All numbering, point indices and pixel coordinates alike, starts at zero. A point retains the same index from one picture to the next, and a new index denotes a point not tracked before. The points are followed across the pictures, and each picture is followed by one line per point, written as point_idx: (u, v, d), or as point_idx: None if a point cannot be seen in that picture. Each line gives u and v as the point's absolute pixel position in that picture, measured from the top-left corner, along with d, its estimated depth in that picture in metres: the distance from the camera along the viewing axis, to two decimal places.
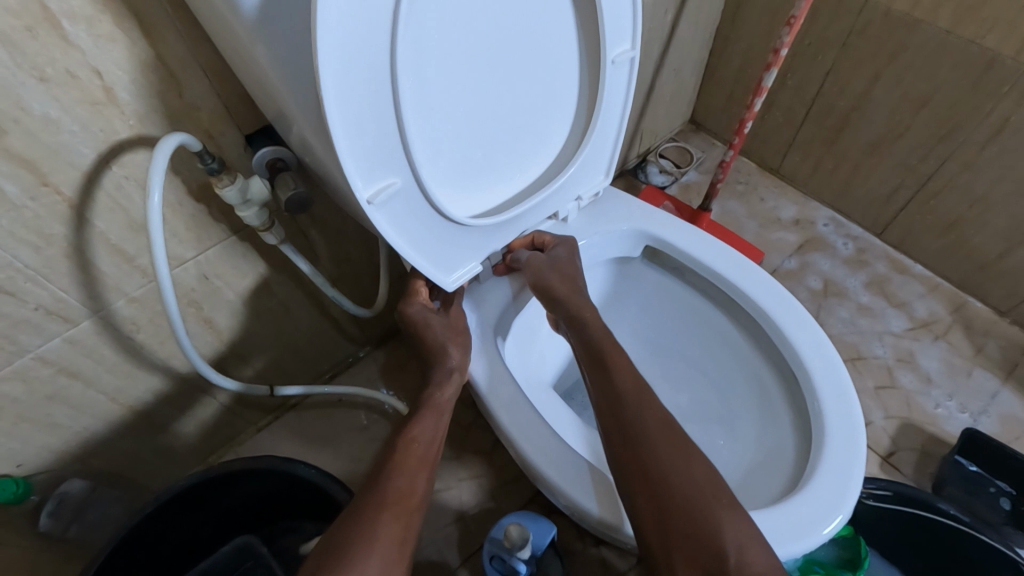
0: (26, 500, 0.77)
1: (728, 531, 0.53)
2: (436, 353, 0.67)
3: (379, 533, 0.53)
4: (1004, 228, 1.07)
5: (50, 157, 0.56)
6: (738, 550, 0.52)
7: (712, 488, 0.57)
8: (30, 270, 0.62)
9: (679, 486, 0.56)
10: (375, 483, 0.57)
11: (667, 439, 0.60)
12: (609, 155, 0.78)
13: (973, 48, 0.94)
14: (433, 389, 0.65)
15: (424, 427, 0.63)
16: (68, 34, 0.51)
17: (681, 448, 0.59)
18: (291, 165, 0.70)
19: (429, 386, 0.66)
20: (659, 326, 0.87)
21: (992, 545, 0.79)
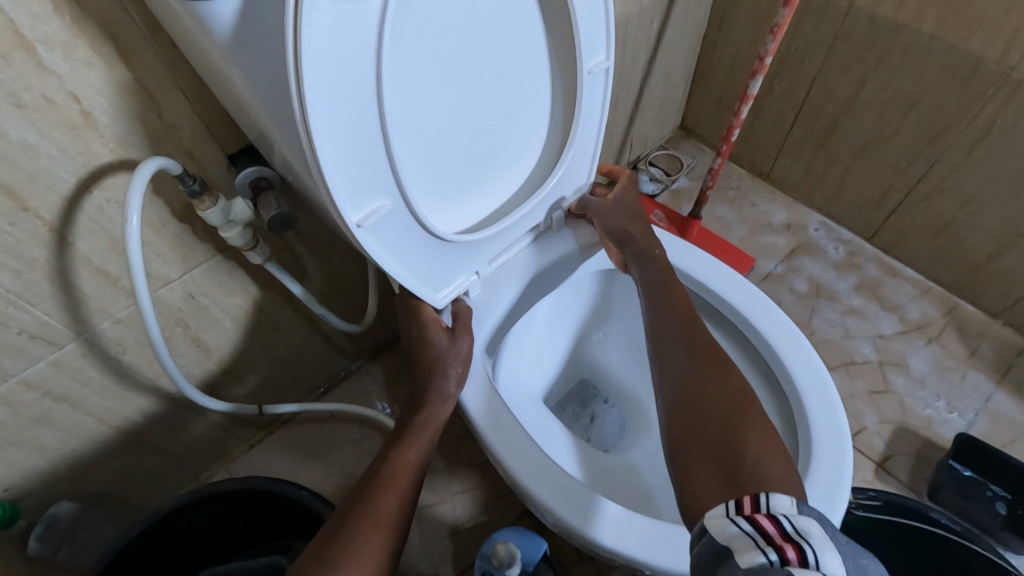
0: (13, 524, 0.77)
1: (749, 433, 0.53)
2: (431, 369, 0.67)
3: (362, 551, 0.53)
4: (994, 229, 1.07)
5: (29, 182, 0.56)
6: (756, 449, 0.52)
7: (739, 398, 0.57)
8: (12, 294, 0.62)
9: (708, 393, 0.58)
10: (363, 499, 0.57)
11: (705, 358, 0.62)
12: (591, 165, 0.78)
13: (957, 52, 0.94)
14: (428, 405, 0.65)
15: (416, 446, 0.62)
16: (44, 60, 0.51)
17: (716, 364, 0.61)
18: (274, 183, 0.70)
19: (424, 402, 0.65)
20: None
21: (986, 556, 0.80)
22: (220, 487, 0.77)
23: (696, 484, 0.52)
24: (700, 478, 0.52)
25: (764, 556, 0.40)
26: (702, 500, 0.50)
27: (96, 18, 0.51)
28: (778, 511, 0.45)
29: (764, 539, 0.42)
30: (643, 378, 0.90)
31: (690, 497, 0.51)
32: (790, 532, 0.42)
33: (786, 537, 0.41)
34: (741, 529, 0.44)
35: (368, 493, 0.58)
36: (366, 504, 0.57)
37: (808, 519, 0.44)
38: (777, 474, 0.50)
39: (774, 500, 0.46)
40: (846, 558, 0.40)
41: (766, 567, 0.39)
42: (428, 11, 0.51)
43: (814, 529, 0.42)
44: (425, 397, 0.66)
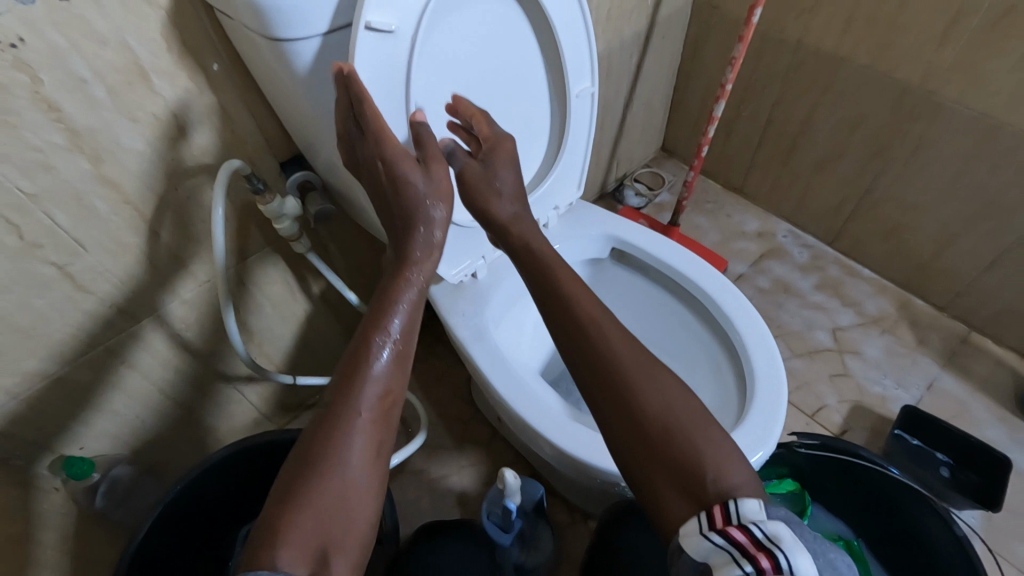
0: (89, 477, 0.88)
1: (704, 443, 0.50)
2: (399, 246, 0.59)
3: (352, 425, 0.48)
4: (934, 231, 1.23)
5: (133, 181, 0.72)
6: (720, 460, 0.49)
7: (681, 396, 0.53)
8: (108, 273, 0.76)
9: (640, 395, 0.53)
10: (349, 364, 0.51)
11: (629, 354, 0.55)
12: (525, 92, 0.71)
13: (888, 79, 1.12)
14: (396, 289, 0.56)
15: (394, 317, 0.54)
16: (155, 86, 0.67)
17: (646, 360, 0.55)
18: (317, 185, 0.87)
19: (389, 280, 0.57)
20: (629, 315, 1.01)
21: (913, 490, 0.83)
22: (264, 437, 0.92)
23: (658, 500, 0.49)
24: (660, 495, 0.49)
25: (741, 570, 0.39)
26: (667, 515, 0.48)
27: (195, 54, 0.68)
28: (748, 518, 0.43)
29: (739, 550, 0.41)
30: None
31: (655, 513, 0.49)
32: (762, 540, 0.41)
33: (759, 546, 0.40)
34: (718, 544, 0.42)
35: (350, 390, 0.50)
36: (351, 409, 0.49)
37: (777, 522, 0.42)
38: (735, 479, 0.47)
39: (744, 508, 0.44)
40: (815, 555, 0.40)
41: None
42: (446, 44, 0.68)
43: (784, 532, 0.41)
44: (391, 278, 0.58)
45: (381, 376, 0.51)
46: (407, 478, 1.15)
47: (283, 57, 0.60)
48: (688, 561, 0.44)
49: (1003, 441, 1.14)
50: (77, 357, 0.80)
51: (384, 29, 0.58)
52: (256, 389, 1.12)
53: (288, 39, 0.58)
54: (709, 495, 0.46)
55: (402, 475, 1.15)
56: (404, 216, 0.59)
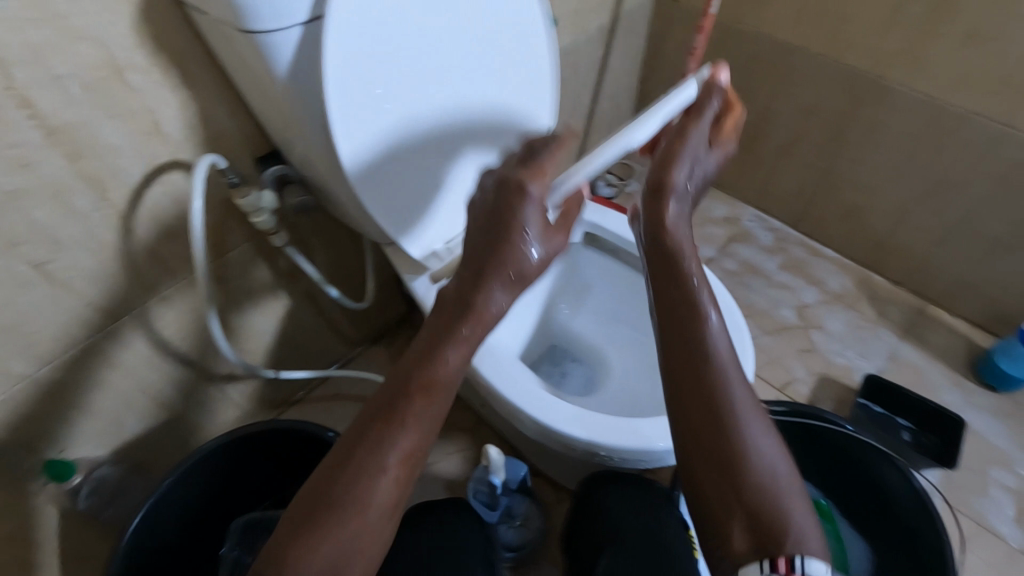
0: (71, 479, 0.88)
1: (791, 505, 0.50)
2: (467, 286, 0.55)
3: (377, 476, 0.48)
4: (888, 210, 1.29)
5: (108, 177, 0.72)
6: (800, 523, 0.50)
7: (775, 453, 0.53)
8: (87, 270, 0.77)
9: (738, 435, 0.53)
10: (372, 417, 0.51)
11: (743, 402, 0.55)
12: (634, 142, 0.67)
13: (840, 66, 1.17)
14: (441, 341, 0.54)
15: (449, 358, 0.53)
16: (130, 81, 0.68)
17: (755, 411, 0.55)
18: (295, 179, 0.87)
19: (455, 308, 0.55)
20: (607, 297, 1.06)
21: (876, 447, 0.87)
22: (251, 432, 0.94)
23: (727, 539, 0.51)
24: (730, 533, 0.51)
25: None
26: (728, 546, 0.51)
27: (168, 50, 0.69)
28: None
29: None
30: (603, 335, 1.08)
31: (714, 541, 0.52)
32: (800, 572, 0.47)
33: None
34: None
35: (370, 442, 0.49)
36: (370, 461, 0.48)
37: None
38: (812, 547, 0.48)
39: (810, 566, 0.47)
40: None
41: None
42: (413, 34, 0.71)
43: None
44: (444, 325, 0.55)
45: (414, 427, 0.50)
46: None
47: (260, 48, 0.61)
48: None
49: (958, 405, 1.22)
50: (55, 357, 0.80)
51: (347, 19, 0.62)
52: (239, 389, 1.13)
53: (263, 32, 0.60)
54: (768, 539, 0.49)
55: None
56: (483, 254, 0.55)
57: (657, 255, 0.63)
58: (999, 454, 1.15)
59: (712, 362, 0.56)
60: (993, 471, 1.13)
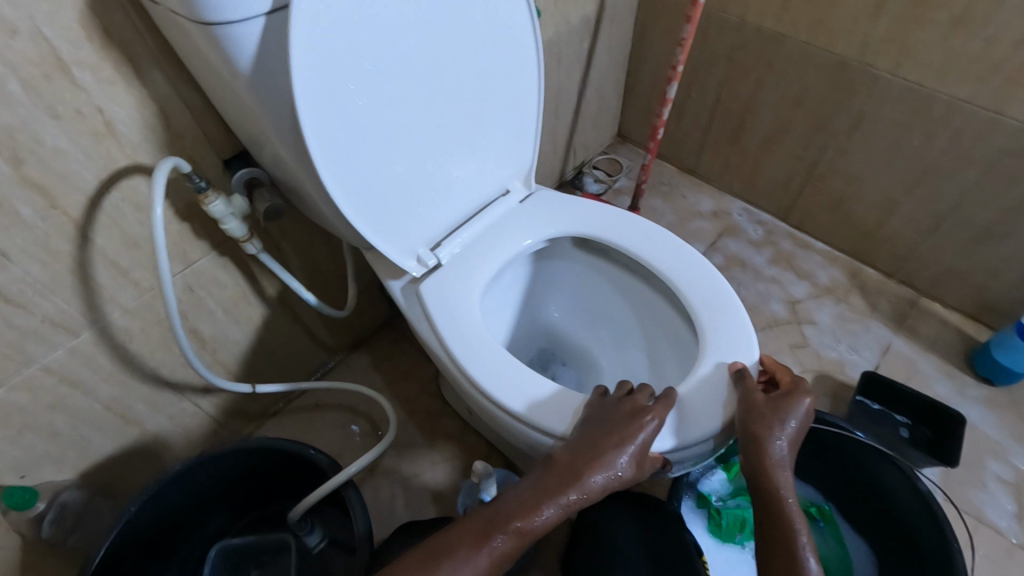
0: (32, 507, 0.83)
1: None
2: (575, 458, 0.65)
3: None
4: (878, 202, 1.28)
5: (58, 183, 0.67)
6: None
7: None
8: (39, 284, 0.71)
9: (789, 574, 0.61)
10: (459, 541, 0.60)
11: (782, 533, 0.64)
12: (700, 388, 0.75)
13: (828, 55, 1.15)
14: (545, 500, 0.63)
15: (540, 516, 0.62)
16: (77, 79, 0.62)
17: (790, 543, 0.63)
18: (265, 182, 0.83)
19: (560, 468, 0.65)
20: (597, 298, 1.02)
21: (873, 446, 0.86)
22: (222, 456, 0.88)
23: None
24: None
25: None
26: None
27: (119, 45, 0.63)
28: None
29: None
30: (593, 337, 1.04)
31: None
32: None
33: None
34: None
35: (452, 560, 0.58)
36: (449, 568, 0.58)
37: None
38: None
39: None
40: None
41: None
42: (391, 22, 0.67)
43: None
44: (551, 487, 0.64)
45: (478, 564, 0.59)
46: (379, 480, 1.12)
47: (217, 41, 0.56)
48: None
49: (952, 397, 1.20)
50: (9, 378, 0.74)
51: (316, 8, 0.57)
52: (211, 402, 1.07)
53: (221, 23, 0.55)
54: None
55: (374, 477, 1.12)
56: (597, 442, 0.66)
57: (752, 468, 0.68)
58: (994, 446, 1.14)
59: (788, 519, 0.65)
60: (989, 463, 1.12)
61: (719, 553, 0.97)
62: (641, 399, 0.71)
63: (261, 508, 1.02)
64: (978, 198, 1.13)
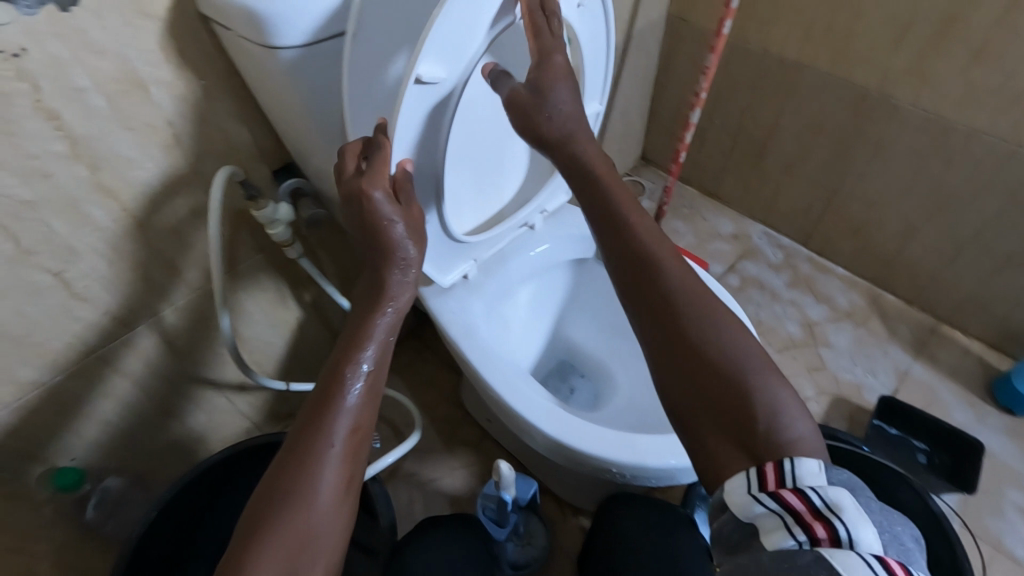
0: (78, 488, 0.88)
1: (786, 404, 0.48)
2: (371, 276, 0.63)
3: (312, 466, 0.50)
4: (897, 228, 1.29)
5: (128, 188, 0.73)
6: (797, 430, 0.47)
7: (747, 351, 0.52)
8: (103, 280, 0.78)
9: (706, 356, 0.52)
10: (312, 419, 0.53)
11: (671, 315, 0.55)
12: (401, 77, 0.64)
13: (849, 85, 1.18)
14: (369, 313, 0.61)
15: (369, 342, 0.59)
16: (151, 95, 0.69)
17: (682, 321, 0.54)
18: (308, 192, 0.89)
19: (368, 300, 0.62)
20: (615, 312, 1.05)
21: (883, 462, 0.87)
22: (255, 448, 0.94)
23: (723, 466, 0.48)
24: (732, 462, 0.47)
25: (793, 539, 0.40)
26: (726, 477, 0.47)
27: (189, 65, 0.70)
28: (806, 484, 0.42)
29: (791, 516, 0.41)
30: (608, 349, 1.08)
31: (711, 478, 0.49)
32: (821, 508, 0.40)
33: (817, 516, 0.40)
34: (769, 508, 0.42)
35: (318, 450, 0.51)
36: (318, 454, 0.51)
37: (837, 487, 0.42)
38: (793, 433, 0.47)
39: (802, 468, 0.43)
40: (880, 527, 0.40)
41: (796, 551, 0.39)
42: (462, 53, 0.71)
43: (846, 499, 0.41)
44: (364, 303, 0.62)
45: (348, 412, 0.54)
46: (399, 482, 1.16)
47: (281, 64, 0.62)
48: (733, 519, 0.45)
49: (971, 425, 1.20)
50: (70, 366, 0.81)
51: (430, 80, 0.61)
52: (243, 402, 1.13)
53: (285, 48, 0.61)
54: (763, 452, 0.46)
55: (395, 479, 1.16)
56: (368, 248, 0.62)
57: (605, 220, 0.62)
58: (1013, 475, 1.14)
59: (670, 286, 0.56)
60: (1008, 491, 1.12)
61: None
62: (350, 162, 0.62)
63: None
64: (999, 226, 1.14)
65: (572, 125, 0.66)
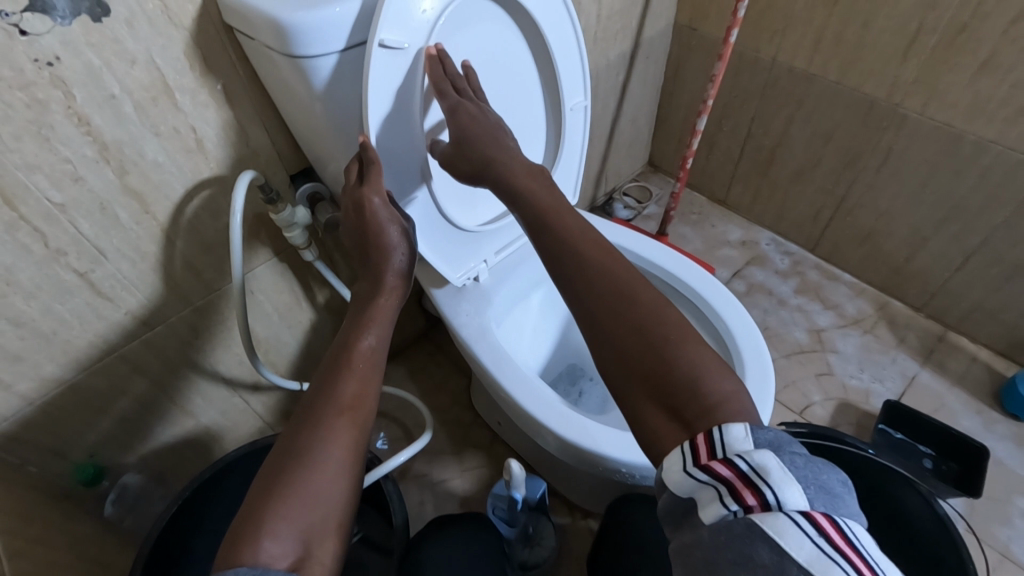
0: (100, 484, 0.93)
1: (703, 362, 0.50)
2: (370, 272, 0.69)
3: (322, 437, 0.54)
4: (905, 237, 1.30)
5: (153, 191, 0.76)
6: (718, 390, 0.48)
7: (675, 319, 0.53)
8: (127, 280, 0.80)
9: (625, 331, 0.53)
10: (315, 418, 0.55)
11: (615, 297, 0.55)
12: (400, 72, 0.67)
13: (858, 94, 1.19)
14: (370, 308, 0.67)
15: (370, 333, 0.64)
16: (178, 101, 0.71)
17: (625, 293, 0.55)
18: (325, 197, 0.91)
19: (367, 297, 0.68)
20: None
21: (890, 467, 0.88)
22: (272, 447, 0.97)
23: (652, 426, 0.49)
24: (652, 419, 0.49)
25: (726, 509, 0.40)
26: (661, 438, 0.48)
27: (215, 73, 0.72)
28: (734, 451, 0.42)
29: (725, 487, 0.40)
30: None
31: (646, 437, 0.50)
32: (750, 474, 0.40)
33: (746, 482, 0.40)
34: (700, 480, 0.42)
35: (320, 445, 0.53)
36: (321, 438, 0.53)
37: (764, 450, 0.41)
38: (722, 391, 0.48)
39: (730, 434, 0.43)
40: (807, 483, 0.39)
41: (730, 521, 0.39)
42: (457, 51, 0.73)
43: (772, 461, 0.40)
44: (365, 300, 0.68)
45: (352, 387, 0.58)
46: (409, 483, 1.18)
47: (304, 72, 0.65)
48: (672, 496, 0.44)
49: (980, 432, 1.20)
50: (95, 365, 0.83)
51: (393, 44, 0.65)
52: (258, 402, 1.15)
53: (308, 56, 0.63)
54: (696, 422, 0.46)
55: (405, 480, 1.18)
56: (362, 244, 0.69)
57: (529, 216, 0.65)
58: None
59: (592, 267, 0.58)
60: (1017, 499, 1.12)
61: None
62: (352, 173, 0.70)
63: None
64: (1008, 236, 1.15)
65: (496, 151, 0.69)
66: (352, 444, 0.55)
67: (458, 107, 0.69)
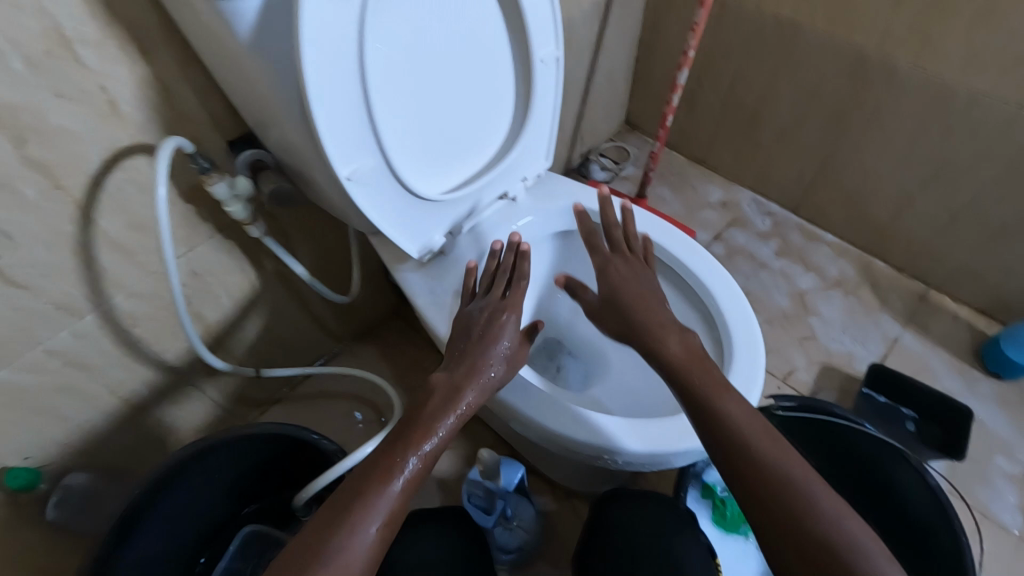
0: (35, 488, 0.82)
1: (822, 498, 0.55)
2: (455, 376, 0.67)
3: (337, 536, 0.51)
4: (891, 195, 1.26)
5: (62, 163, 0.65)
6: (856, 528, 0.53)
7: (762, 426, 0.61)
8: (43, 266, 0.70)
9: (752, 437, 0.60)
10: (362, 483, 0.56)
11: (720, 389, 0.64)
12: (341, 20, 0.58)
13: (847, 44, 1.12)
14: (447, 406, 0.64)
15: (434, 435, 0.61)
16: (80, 56, 0.61)
17: (722, 388, 0.65)
18: (270, 164, 0.81)
19: (439, 393, 0.65)
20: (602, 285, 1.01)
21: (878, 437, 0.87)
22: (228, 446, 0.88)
23: (779, 558, 0.54)
24: (782, 553, 0.54)
25: None
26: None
27: (123, 21, 0.62)
28: None
29: None
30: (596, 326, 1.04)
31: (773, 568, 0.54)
32: None
33: None
34: None
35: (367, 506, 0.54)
36: (336, 542, 0.51)
37: None
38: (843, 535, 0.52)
39: None
40: None
41: None
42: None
43: None
44: (442, 397, 0.65)
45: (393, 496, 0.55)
46: None
47: (226, 21, 0.55)
48: None
49: (961, 393, 1.19)
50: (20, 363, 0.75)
51: None
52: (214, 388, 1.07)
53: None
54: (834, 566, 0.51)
55: None
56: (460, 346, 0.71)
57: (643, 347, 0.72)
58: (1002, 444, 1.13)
59: (714, 399, 0.64)
60: (997, 459, 1.11)
61: (724, 545, 0.96)
62: (497, 292, 0.77)
63: (265, 498, 1.03)
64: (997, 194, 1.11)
65: (646, 320, 0.74)
66: (372, 556, 0.52)
67: (610, 264, 0.82)
